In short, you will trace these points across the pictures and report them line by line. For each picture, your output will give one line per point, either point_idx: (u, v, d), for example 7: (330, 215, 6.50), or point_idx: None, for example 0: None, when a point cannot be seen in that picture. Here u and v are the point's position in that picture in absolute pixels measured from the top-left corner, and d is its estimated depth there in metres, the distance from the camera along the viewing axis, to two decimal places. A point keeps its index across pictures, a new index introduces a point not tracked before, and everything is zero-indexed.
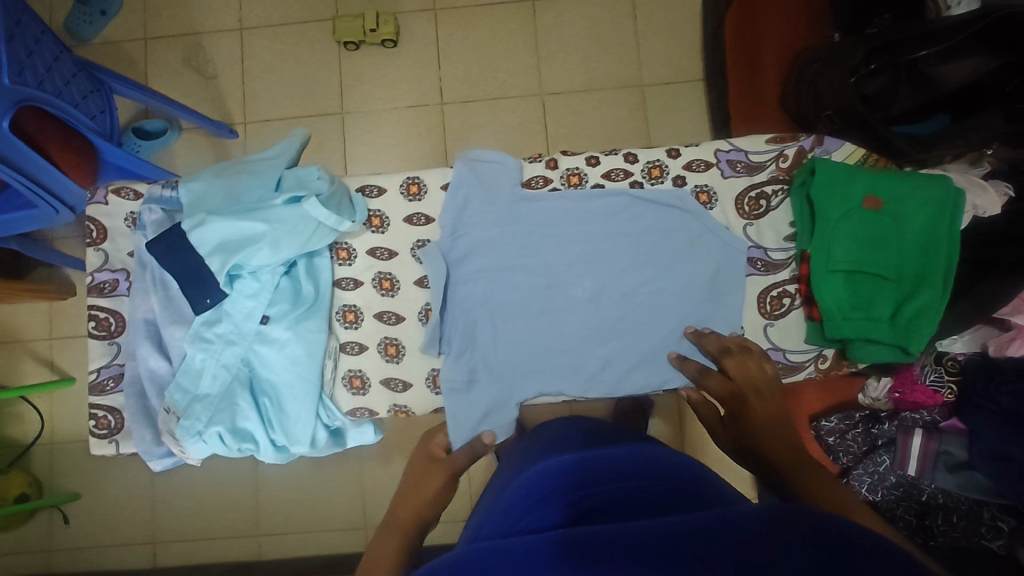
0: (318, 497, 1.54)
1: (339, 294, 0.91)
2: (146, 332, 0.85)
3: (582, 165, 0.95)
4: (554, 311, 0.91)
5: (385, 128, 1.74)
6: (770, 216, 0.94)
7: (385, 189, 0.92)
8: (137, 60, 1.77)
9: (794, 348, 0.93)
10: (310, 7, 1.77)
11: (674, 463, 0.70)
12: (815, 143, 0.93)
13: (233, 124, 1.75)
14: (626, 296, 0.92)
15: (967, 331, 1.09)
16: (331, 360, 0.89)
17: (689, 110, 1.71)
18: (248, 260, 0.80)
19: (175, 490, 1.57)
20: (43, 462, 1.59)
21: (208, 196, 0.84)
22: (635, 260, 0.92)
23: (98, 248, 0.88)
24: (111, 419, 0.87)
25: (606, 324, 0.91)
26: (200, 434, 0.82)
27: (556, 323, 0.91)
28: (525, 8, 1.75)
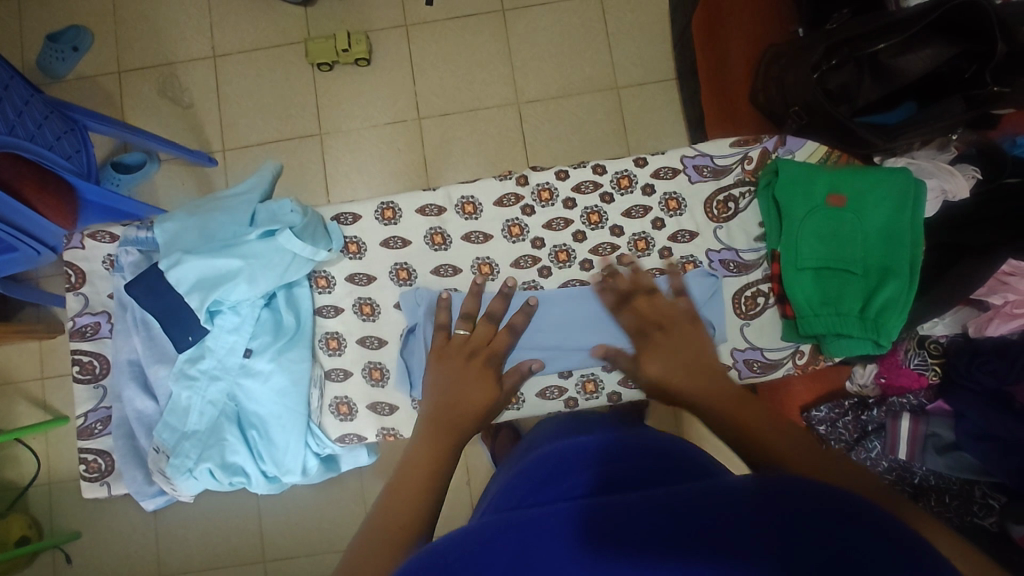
0: (320, 521, 1.57)
1: (321, 322, 0.91)
2: (130, 373, 0.85)
3: (552, 180, 0.95)
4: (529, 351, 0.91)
5: (365, 146, 1.75)
6: (739, 217, 0.95)
7: (360, 216, 0.92)
8: (112, 93, 1.77)
9: (770, 346, 0.93)
10: (281, 31, 1.78)
11: (626, 445, 0.69)
12: (777, 143, 0.94)
13: (212, 152, 1.76)
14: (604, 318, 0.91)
15: (947, 314, 1.09)
16: (317, 389, 0.88)
17: (664, 110, 1.73)
18: (227, 295, 0.81)
19: (178, 519, 1.59)
20: (43, 502, 1.60)
21: (181, 235, 0.83)
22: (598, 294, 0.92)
23: (78, 292, 0.88)
24: (101, 462, 0.87)
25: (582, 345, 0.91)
26: (190, 471, 0.82)
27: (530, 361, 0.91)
28: (495, 18, 1.77)
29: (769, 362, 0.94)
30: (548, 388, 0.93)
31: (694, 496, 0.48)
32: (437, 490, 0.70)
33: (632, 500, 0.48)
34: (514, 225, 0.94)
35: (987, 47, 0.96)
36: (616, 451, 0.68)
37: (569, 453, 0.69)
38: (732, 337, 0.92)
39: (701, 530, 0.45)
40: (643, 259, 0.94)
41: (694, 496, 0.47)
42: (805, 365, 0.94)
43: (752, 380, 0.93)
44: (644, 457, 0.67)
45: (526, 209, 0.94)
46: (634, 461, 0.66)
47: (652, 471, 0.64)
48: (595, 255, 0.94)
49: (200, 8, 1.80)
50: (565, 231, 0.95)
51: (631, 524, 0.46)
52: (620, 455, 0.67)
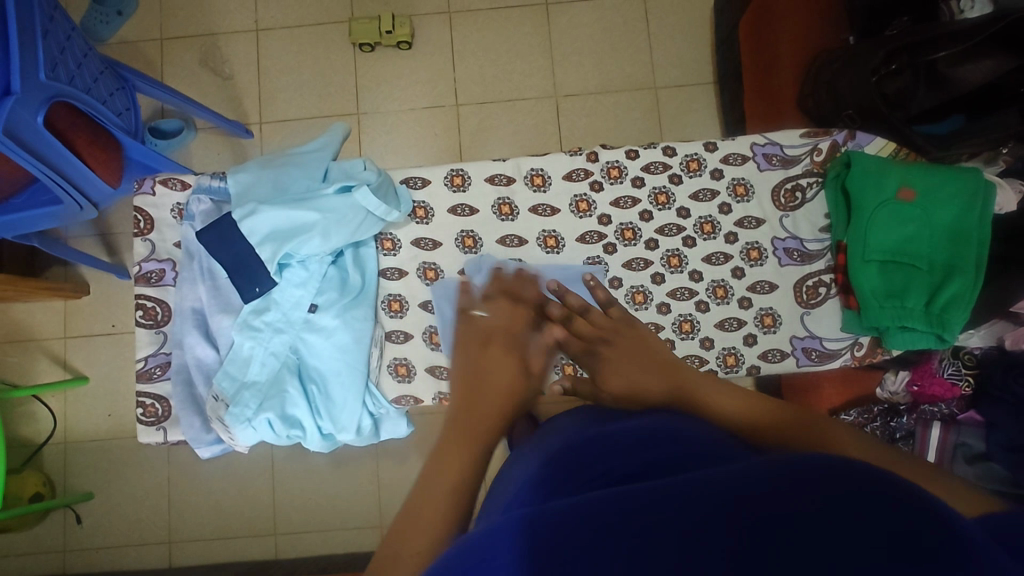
0: (335, 499, 1.57)
1: (384, 284, 0.91)
2: (193, 321, 0.85)
3: (622, 159, 0.95)
4: None
5: (400, 128, 1.75)
6: (806, 207, 0.96)
7: (429, 181, 0.92)
8: (153, 60, 1.78)
9: (829, 336, 0.94)
10: (327, 10, 1.79)
11: (611, 439, 0.66)
12: (847, 138, 0.95)
13: (249, 124, 1.76)
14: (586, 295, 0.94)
15: (982, 327, 1.09)
16: (377, 348, 0.89)
17: (702, 112, 1.74)
18: (298, 248, 0.82)
19: (192, 487, 1.59)
20: (57, 462, 1.60)
21: (255, 187, 0.84)
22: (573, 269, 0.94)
23: (145, 238, 0.88)
24: (158, 407, 0.86)
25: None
26: (249, 421, 0.81)
27: None
28: (538, 10, 1.78)
29: (827, 352, 0.94)
30: None
31: (664, 496, 0.45)
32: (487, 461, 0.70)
33: (594, 502, 0.45)
34: (582, 201, 0.95)
35: None
36: (601, 448, 0.64)
37: (564, 453, 0.64)
38: (791, 325, 0.94)
39: (671, 545, 0.42)
40: (708, 242, 0.95)
41: (667, 499, 0.44)
42: (862, 357, 0.95)
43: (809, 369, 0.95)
44: (624, 449, 0.63)
45: (594, 186, 0.95)
46: (618, 452, 0.63)
47: (643, 457, 0.60)
48: (660, 235, 0.95)
49: None
50: (632, 210, 0.95)
51: (589, 549, 0.42)
52: (606, 450, 0.63)
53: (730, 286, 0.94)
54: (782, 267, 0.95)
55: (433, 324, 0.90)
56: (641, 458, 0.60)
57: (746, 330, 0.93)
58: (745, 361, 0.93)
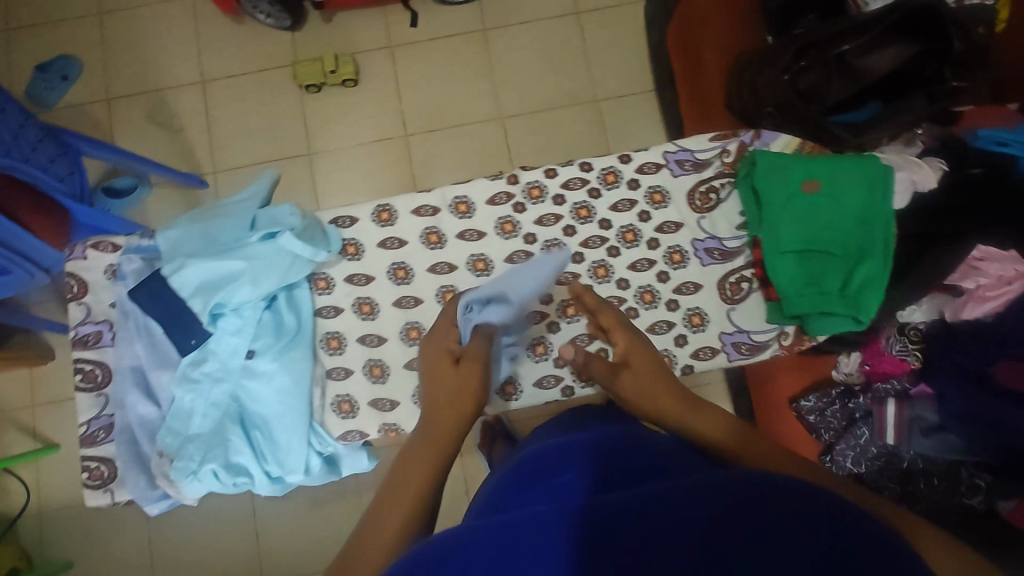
0: (318, 539, 1.56)
1: (321, 323, 0.92)
2: (134, 379, 0.86)
3: (541, 178, 0.98)
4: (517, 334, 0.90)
5: (353, 164, 1.78)
6: (721, 207, 0.99)
7: (357, 219, 0.94)
8: (102, 120, 1.79)
9: (757, 328, 0.97)
10: (270, 55, 1.82)
11: (612, 451, 0.68)
12: (754, 137, 0.99)
13: (202, 174, 1.78)
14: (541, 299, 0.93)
15: (923, 300, 1.13)
16: (318, 387, 0.90)
17: (645, 119, 1.79)
18: (230, 297, 0.83)
19: (173, 543, 1.57)
20: (33, 532, 1.57)
21: (184, 240, 0.86)
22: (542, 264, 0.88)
23: (79, 302, 0.88)
24: (104, 469, 0.86)
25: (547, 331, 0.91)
26: (195, 473, 0.82)
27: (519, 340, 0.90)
28: (477, 37, 1.83)
29: (756, 344, 0.97)
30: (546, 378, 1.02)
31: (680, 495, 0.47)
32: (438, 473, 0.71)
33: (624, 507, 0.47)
34: (507, 222, 0.97)
35: (943, 45, 1.03)
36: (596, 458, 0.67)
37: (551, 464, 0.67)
38: (720, 321, 0.96)
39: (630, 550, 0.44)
40: (631, 250, 0.98)
41: (652, 500, 0.47)
42: (790, 347, 0.98)
43: (741, 363, 0.97)
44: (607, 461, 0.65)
45: (518, 207, 0.97)
46: (600, 463, 0.65)
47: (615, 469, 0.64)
48: (585, 249, 0.97)
49: (189, 35, 1.84)
50: (556, 226, 0.97)
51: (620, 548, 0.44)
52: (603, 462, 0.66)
53: (657, 290, 0.97)
54: (704, 266, 0.97)
55: (375, 357, 0.91)
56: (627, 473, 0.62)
57: (677, 331, 0.96)
58: (679, 361, 0.95)
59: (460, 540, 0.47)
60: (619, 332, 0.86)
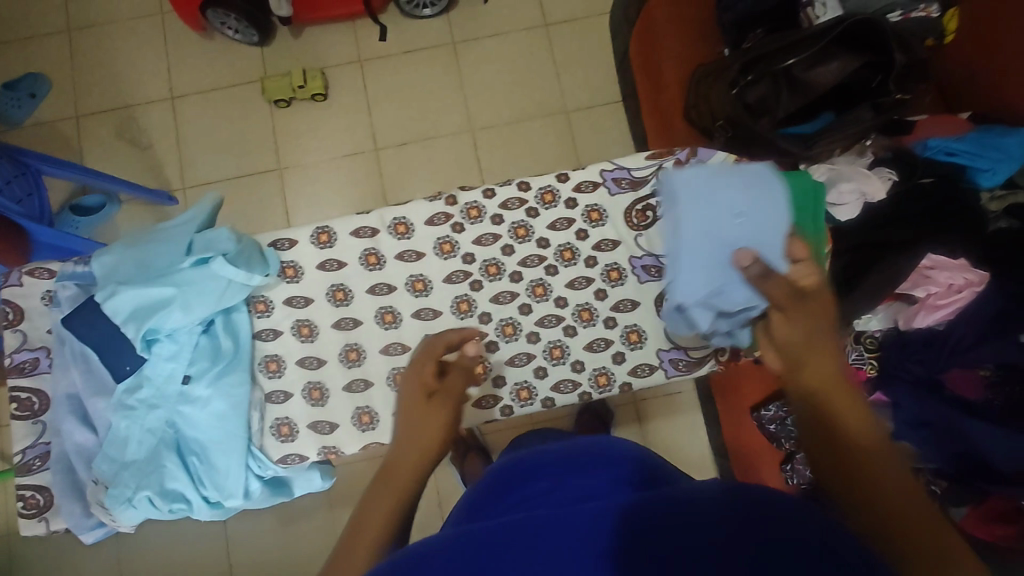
0: (289, 557, 1.55)
1: (260, 345, 0.92)
2: (69, 407, 0.86)
3: (480, 199, 0.98)
4: (708, 234, 0.92)
5: (324, 178, 1.78)
6: (659, 224, 0.99)
7: (296, 241, 0.94)
8: (71, 138, 1.79)
9: (693, 345, 0.97)
10: (240, 71, 1.83)
11: (606, 447, 0.65)
12: (690, 155, 0.99)
13: (172, 191, 1.78)
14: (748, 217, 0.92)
15: (879, 309, 1.12)
16: (257, 412, 0.89)
17: (614, 130, 1.80)
18: (162, 323, 0.83)
19: (143, 564, 1.55)
20: (1, 556, 1.55)
21: (118, 267, 0.86)
22: (756, 172, 0.93)
23: (16, 329, 0.88)
24: (39, 497, 0.86)
25: (700, 256, 0.92)
26: (130, 501, 0.82)
27: (689, 240, 0.92)
28: (446, 50, 1.84)
29: (694, 361, 0.97)
30: (484, 398, 0.95)
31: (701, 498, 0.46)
32: (407, 496, 0.73)
33: (658, 506, 0.46)
34: (446, 243, 0.97)
35: (886, 57, 1.06)
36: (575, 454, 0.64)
37: (529, 457, 0.65)
38: (656, 338, 0.97)
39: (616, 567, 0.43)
40: (569, 268, 0.98)
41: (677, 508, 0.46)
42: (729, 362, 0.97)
43: (679, 378, 0.97)
44: (584, 453, 0.63)
45: (456, 227, 0.97)
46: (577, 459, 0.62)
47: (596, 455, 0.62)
48: (523, 267, 0.98)
49: (158, 52, 1.84)
50: (494, 246, 0.98)
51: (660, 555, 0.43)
52: (580, 458, 0.62)
53: (594, 308, 0.97)
54: (642, 284, 0.98)
55: (314, 379, 0.92)
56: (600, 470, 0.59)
57: (614, 349, 0.96)
58: (617, 379, 0.96)
59: (433, 556, 0.46)
60: (812, 264, 0.81)
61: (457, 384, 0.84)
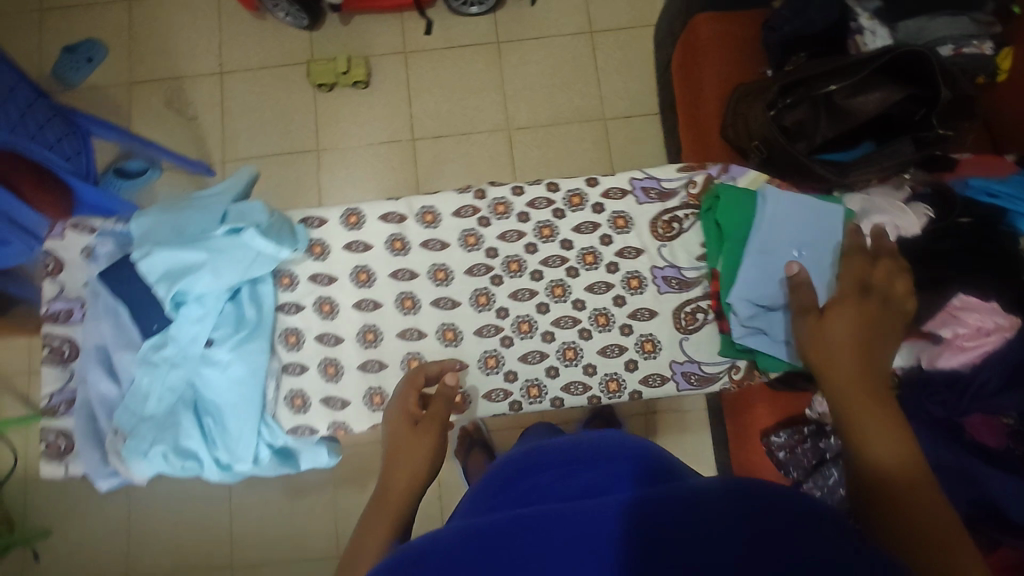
0: (290, 530, 1.58)
1: (282, 318, 0.95)
2: (97, 358, 0.89)
3: (507, 195, 1.00)
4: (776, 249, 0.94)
5: (360, 164, 1.81)
6: (682, 237, 1.00)
7: (326, 220, 0.96)
8: (121, 103, 1.85)
9: (708, 361, 0.97)
10: (288, 52, 1.87)
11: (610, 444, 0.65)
12: (721, 171, 1.01)
13: (212, 163, 1.83)
14: (813, 249, 0.95)
15: (900, 347, 1.06)
16: (274, 381, 0.92)
17: (649, 142, 1.80)
18: (191, 286, 0.85)
19: (150, 521, 1.60)
20: (18, 497, 1.62)
21: (154, 228, 0.89)
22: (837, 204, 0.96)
23: (55, 279, 0.92)
24: (61, 442, 0.89)
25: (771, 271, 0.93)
26: (145, 454, 0.85)
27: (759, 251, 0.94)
28: (490, 49, 1.86)
29: (706, 376, 0.98)
30: (494, 391, 0.95)
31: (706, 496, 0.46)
32: (407, 506, 0.78)
33: (661, 502, 0.45)
34: (470, 235, 0.98)
35: (931, 91, 1.03)
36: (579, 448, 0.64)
37: (540, 452, 0.66)
38: (671, 351, 0.97)
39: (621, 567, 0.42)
40: (591, 272, 0.98)
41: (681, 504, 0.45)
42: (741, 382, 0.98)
43: (690, 393, 0.97)
44: (592, 447, 0.63)
45: (483, 221, 0.99)
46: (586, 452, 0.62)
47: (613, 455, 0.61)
48: (544, 267, 0.98)
49: (212, 28, 1.90)
50: (518, 243, 0.99)
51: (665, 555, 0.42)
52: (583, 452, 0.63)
53: (611, 314, 0.97)
54: (661, 294, 0.98)
55: (331, 356, 0.94)
56: (604, 464, 0.59)
57: (628, 356, 0.96)
58: (628, 386, 0.96)
59: (437, 551, 0.46)
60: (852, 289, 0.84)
61: (440, 411, 0.86)
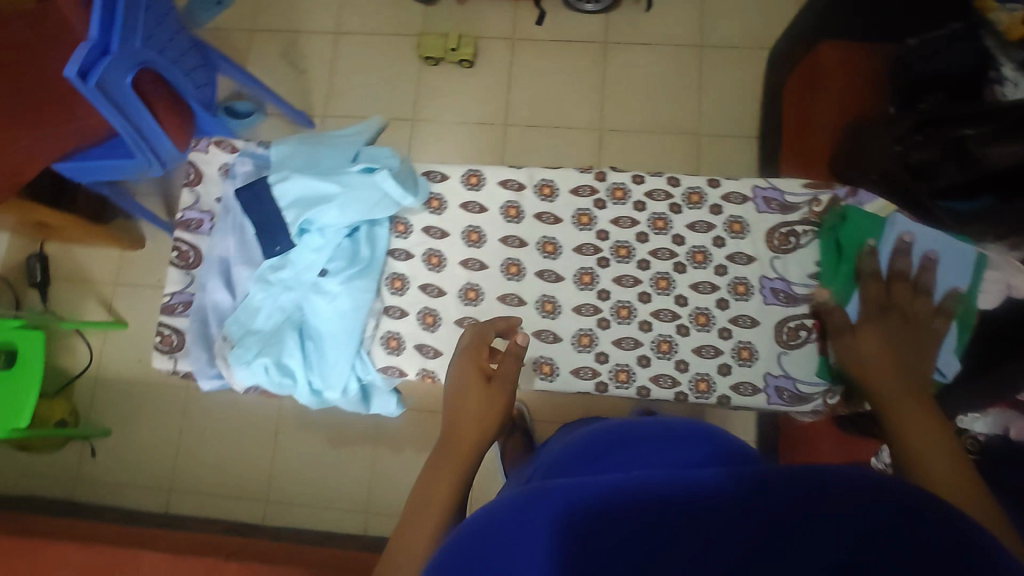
0: (326, 477, 1.63)
1: (391, 262, 1.00)
2: (218, 268, 0.95)
3: (627, 182, 1.03)
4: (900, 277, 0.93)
5: (451, 140, 1.85)
6: (799, 252, 0.99)
7: (447, 177, 1.03)
8: (240, 46, 1.95)
9: (804, 380, 0.95)
10: (402, 23, 1.93)
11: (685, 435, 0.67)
12: (849, 194, 0.99)
13: (312, 116, 1.90)
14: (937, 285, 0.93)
15: (991, 411, 0.98)
16: (373, 320, 0.97)
17: (742, 164, 1.77)
18: (318, 216, 0.91)
19: (199, 441, 1.68)
20: (85, 395, 1.72)
21: (292, 157, 0.97)
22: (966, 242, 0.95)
23: (192, 189, 1.00)
24: (175, 338, 0.96)
25: None
26: (248, 363, 0.88)
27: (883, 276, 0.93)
28: (597, 47, 1.87)
29: (799, 396, 0.95)
30: (582, 368, 0.98)
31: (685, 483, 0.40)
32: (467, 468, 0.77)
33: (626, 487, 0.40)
34: (584, 215, 1.02)
35: None
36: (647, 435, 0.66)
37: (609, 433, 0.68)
38: (768, 363, 0.96)
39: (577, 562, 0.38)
40: (697, 271, 1.00)
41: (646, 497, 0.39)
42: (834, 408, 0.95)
43: (779, 409, 0.95)
44: (668, 438, 0.65)
45: (598, 203, 1.02)
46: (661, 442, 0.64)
47: (676, 456, 0.59)
48: (652, 257, 1.00)
49: None
50: (630, 230, 1.01)
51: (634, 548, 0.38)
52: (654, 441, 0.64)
53: (712, 315, 0.98)
54: (767, 305, 0.98)
55: (431, 307, 0.98)
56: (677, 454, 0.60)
57: (722, 359, 0.96)
58: (717, 389, 0.96)
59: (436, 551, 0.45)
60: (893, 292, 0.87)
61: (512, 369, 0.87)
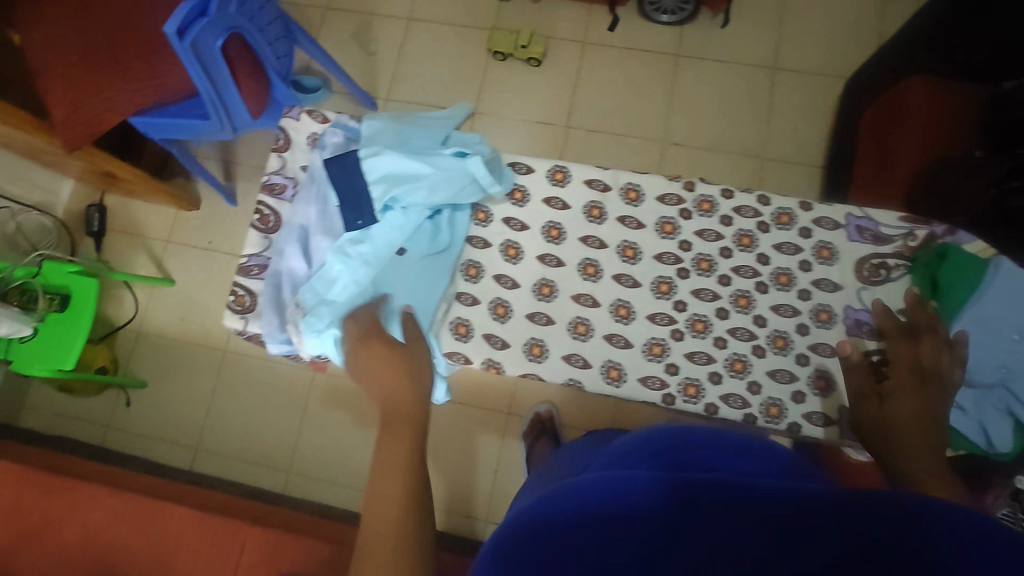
0: (351, 455, 1.64)
1: (469, 249, 1.03)
2: (297, 235, 0.97)
3: (716, 195, 1.03)
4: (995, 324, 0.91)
5: (509, 136, 1.85)
6: (887, 285, 0.99)
7: (533, 170, 1.05)
8: (314, 23, 1.98)
9: None
10: (474, 15, 1.94)
11: None
12: (946, 231, 0.98)
13: (376, 98, 1.92)
14: None
15: None
16: (446, 304, 1.00)
17: (804, 192, 1.74)
18: (406, 194, 0.94)
19: (230, 404, 1.71)
20: (126, 346, 1.76)
21: (383, 134, 1.00)
22: None
23: (280, 154, 1.03)
24: (247, 299, 0.98)
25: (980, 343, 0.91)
26: (319, 332, 0.90)
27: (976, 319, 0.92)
28: (667, 59, 1.85)
29: None
30: (651, 378, 0.97)
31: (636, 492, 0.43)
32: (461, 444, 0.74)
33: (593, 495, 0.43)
34: (668, 223, 1.03)
35: None
36: None
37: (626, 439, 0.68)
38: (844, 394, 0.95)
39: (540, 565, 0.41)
40: (780, 293, 1.00)
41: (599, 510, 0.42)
42: None
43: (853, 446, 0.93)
44: None
45: (683, 213, 1.02)
46: None
47: None
48: (734, 274, 1.01)
49: None
50: (714, 244, 1.02)
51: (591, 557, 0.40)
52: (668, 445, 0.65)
53: (791, 339, 0.98)
54: (849, 335, 0.97)
55: (501, 297, 1.01)
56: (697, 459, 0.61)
57: (798, 387, 0.96)
58: (788, 415, 0.95)
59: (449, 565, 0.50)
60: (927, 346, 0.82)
61: None
